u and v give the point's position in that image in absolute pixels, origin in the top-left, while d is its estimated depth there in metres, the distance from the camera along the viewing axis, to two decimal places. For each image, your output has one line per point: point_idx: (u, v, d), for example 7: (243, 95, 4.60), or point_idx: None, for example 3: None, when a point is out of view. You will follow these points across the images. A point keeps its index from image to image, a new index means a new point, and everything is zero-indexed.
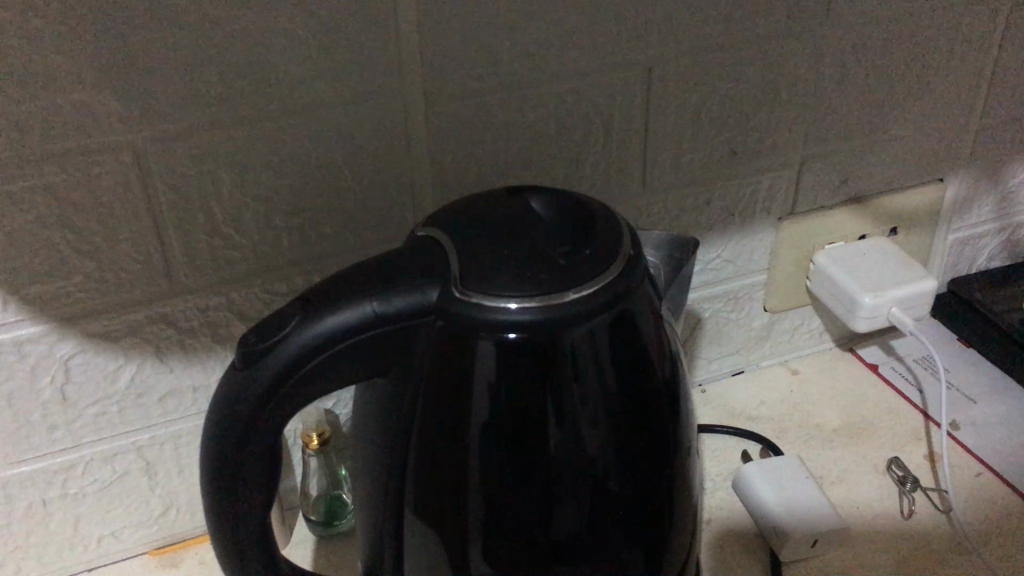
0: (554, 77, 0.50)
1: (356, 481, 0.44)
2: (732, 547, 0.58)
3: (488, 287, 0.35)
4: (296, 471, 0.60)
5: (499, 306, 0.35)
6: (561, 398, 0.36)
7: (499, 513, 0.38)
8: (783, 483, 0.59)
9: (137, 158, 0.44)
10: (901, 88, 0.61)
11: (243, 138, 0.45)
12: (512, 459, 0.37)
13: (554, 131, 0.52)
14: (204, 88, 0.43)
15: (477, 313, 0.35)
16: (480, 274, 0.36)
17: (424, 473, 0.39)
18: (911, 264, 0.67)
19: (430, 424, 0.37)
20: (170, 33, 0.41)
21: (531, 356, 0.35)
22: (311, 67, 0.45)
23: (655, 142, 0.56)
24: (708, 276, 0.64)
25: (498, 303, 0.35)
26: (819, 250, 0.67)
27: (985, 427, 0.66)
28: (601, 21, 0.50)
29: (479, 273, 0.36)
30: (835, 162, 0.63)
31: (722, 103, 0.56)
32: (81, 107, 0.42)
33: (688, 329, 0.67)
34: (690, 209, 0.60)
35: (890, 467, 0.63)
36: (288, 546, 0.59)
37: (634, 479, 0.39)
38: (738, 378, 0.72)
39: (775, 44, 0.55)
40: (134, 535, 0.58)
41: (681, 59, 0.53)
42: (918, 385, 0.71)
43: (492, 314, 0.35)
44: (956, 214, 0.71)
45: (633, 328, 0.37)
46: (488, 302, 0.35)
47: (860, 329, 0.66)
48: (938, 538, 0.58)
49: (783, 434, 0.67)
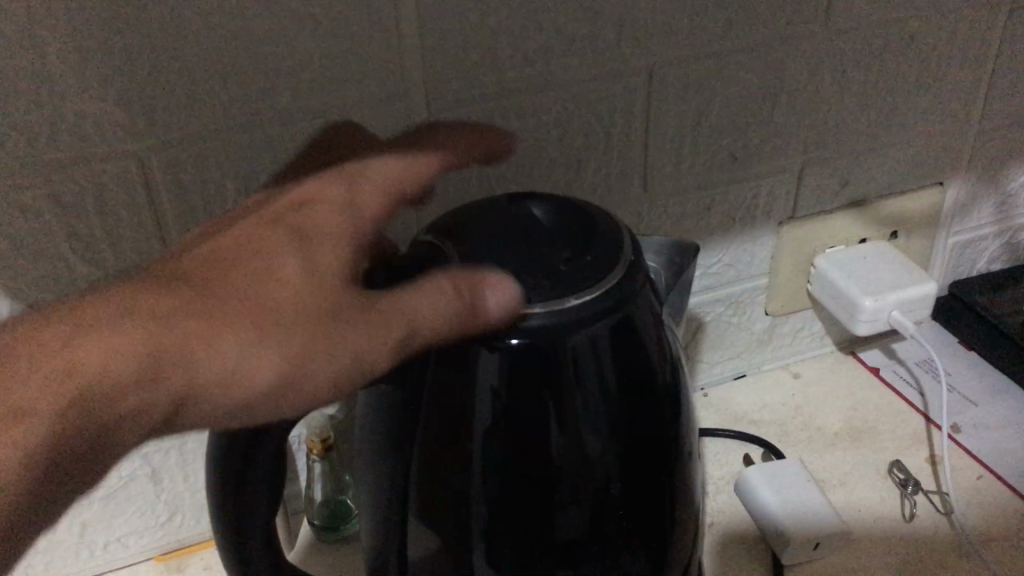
0: (555, 85, 0.51)
1: (360, 487, 0.45)
2: (735, 551, 0.58)
3: None
4: (301, 476, 0.60)
5: None
6: (562, 403, 0.36)
7: (502, 519, 0.38)
8: (785, 487, 0.59)
9: (141, 166, 0.45)
10: (901, 93, 0.61)
11: (246, 145, 0.46)
12: (514, 464, 0.37)
13: (555, 138, 0.53)
14: (208, 95, 0.44)
15: None
16: None
17: (428, 479, 0.39)
18: (912, 268, 0.67)
19: (434, 429, 0.38)
20: (173, 43, 0.42)
21: (535, 361, 0.36)
22: (314, 76, 0.45)
23: (656, 148, 0.56)
24: (709, 281, 0.65)
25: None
26: (819, 255, 0.67)
27: (985, 430, 0.66)
28: (601, 30, 0.50)
29: None
30: (835, 167, 0.63)
31: (722, 109, 0.56)
32: (86, 117, 0.42)
33: (689, 334, 0.67)
34: (691, 214, 0.60)
35: (891, 470, 0.63)
36: (293, 551, 0.59)
37: (635, 483, 0.39)
38: (740, 382, 0.72)
39: (774, 48, 0.55)
40: (140, 541, 0.58)
41: (681, 66, 0.53)
42: (919, 389, 0.71)
43: None
44: (956, 217, 0.72)
45: (634, 334, 0.38)
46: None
47: (861, 333, 0.66)
48: (940, 540, 0.58)
49: (784, 439, 0.67)
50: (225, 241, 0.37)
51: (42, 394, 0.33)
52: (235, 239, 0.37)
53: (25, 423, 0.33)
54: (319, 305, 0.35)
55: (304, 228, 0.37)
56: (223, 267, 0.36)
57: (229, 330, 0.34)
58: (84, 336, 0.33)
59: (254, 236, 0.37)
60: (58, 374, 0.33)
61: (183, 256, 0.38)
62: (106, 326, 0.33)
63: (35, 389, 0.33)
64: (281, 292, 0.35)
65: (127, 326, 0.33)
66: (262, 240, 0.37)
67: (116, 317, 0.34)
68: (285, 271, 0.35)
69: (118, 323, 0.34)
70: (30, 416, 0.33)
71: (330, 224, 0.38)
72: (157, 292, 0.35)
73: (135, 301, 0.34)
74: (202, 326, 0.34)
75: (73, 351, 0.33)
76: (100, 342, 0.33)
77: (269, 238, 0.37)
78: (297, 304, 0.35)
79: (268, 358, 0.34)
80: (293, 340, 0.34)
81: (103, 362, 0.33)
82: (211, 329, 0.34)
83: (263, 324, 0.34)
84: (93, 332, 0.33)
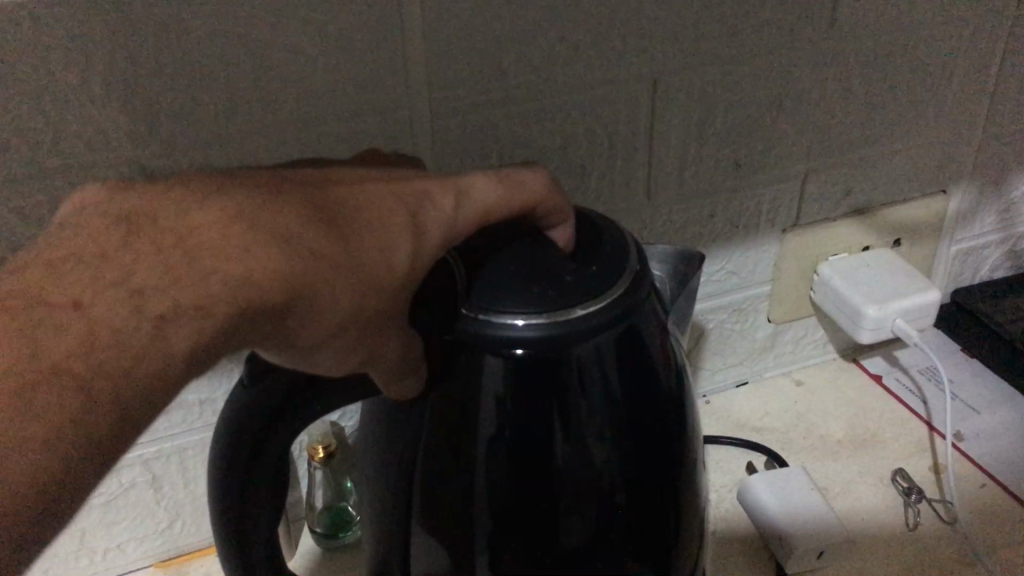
0: (560, 92, 0.51)
1: (364, 495, 0.44)
2: (739, 560, 0.58)
3: (493, 304, 0.36)
4: (302, 483, 0.60)
5: (506, 323, 0.35)
6: (568, 411, 0.36)
7: (506, 528, 0.38)
8: (790, 496, 0.59)
9: (144, 171, 0.45)
10: (905, 100, 0.61)
11: (251, 149, 0.46)
12: (519, 472, 0.37)
13: (560, 145, 0.53)
14: (213, 101, 0.44)
15: (484, 330, 0.36)
16: (485, 292, 0.36)
17: (433, 486, 0.39)
18: (915, 276, 0.67)
19: (438, 438, 0.38)
20: (177, 50, 0.42)
21: (539, 371, 0.36)
22: (319, 80, 0.45)
23: (659, 154, 0.56)
24: (712, 288, 0.65)
25: (504, 319, 0.35)
26: (822, 262, 0.67)
27: (989, 438, 0.66)
28: (607, 36, 0.50)
29: (485, 291, 0.36)
30: (839, 174, 0.63)
31: (727, 116, 0.56)
32: (90, 122, 0.42)
33: (691, 341, 0.67)
34: (695, 221, 0.60)
35: (895, 478, 0.63)
36: (294, 557, 0.59)
37: (642, 491, 0.39)
38: (742, 389, 0.72)
39: (779, 56, 0.55)
40: (141, 547, 0.58)
41: (685, 72, 0.53)
42: (922, 396, 0.71)
43: (499, 331, 0.35)
44: (959, 225, 0.71)
45: (638, 343, 0.38)
46: (498, 319, 0.36)
47: (864, 341, 0.66)
48: (944, 549, 0.58)
49: (787, 446, 0.67)
50: (354, 192, 0.34)
51: (221, 301, 0.30)
52: (365, 196, 0.34)
53: (199, 322, 0.30)
54: (397, 303, 0.34)
55: (422, 213, 0.34)
56: (354, 225, 0.33)
57: (345, 295, 0.32)
58: (256, 253, 0.31)
59: (379, 200, 0.34)
60: (227, 280, 0.30)
61: (302, 185, 0.34)
62: (273, 249, 0.31)
63: (217, 290, 0.30)
64: (372, 280, 0.33)
65: (290, 262, 0.31)
66: (384, 211, 0.34)
67: (282, 243, 0.31)
68: (398, 257, 0.33)
69: (281, 251, 0.31)
70: (207, 318, 0.30)
71: (443, 222, 0.35)
72: (296, 227, 0.32)
73: (292, 232, 0.31)
74: (332, 284, 0.32)
75: (245, 263, 0.30)
76: (270, 268, 0.31)
77: (393, 210, 0.34)
78: (395, 293, 0.34)
79: (345, 334, 0.33)
80: (370, 327, 0.34)
81: (265, 291, 0.30)
82: (336, 290, 0.32)
83: (363, 303, 0.33)
84: (264, 251, 0.31)
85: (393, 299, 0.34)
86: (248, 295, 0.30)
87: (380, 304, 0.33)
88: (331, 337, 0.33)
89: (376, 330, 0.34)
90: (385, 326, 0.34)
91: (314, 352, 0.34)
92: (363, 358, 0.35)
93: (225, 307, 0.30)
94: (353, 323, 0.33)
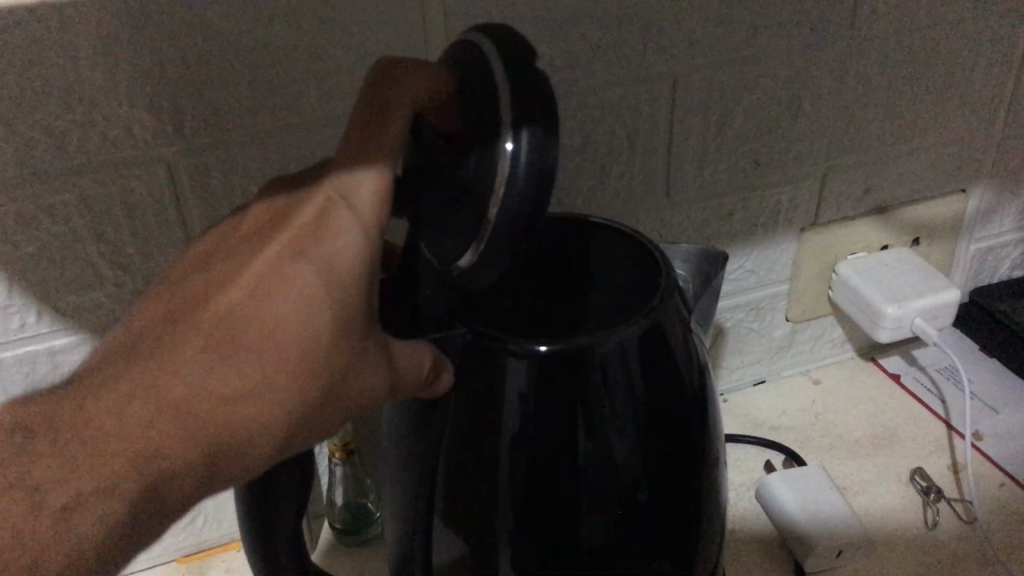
0: (583, 92, 0.51)
1: (386, 491, 0.45)
2: (757, 558, 0.58)
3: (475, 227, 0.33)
4: (323, 480, 0.60)
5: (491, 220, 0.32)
6: (592, 410, 0.36)
7: (529, 523, 0.38)
8: (807, 494, 0.59)
9: (169, 169, 0.45)
10: (926, 99, 0.61)
11: (273, 149, 0.46)
12: (542, 468, 0.37)
13: (579, 144, 0.53)
14: (237, 100, 0.44)
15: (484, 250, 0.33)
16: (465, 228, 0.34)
17: (457, 481, 0.39)
18: (934, 274, 0.67)
19: (462, 435, 0.38)
20: (202, 49, 0.42)
21: (561, 370, 0.36)
22: (343, 80, 0.46)
23: (679, 152, 0.56)
24: (731, 286, 0.65)
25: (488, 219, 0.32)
26: (841, 260, 0.67)
27: (1008, 438, 0.66)
28: (627, 37, 0.50)
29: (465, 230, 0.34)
30: (857, 173, 0.63)
31: (746, 115, 0.56)
32: (117, 123, 0.43)
33: (711, 339, 0.67)
34: (713, 221, 0.60)
35: (914, 477, 0.63)
36: (316, 553, 0.59)
37: (666, 488, 0.39)
38: (760, 387, 0.72)
39: (799, 55, 0.55)
40: (161, 542, 0.58)
41: (705, 72, 0.53)
42: (940, 395, 0.71)
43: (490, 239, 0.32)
44: (978, 224, 0.71)
45: (662, 343, 0.38)
46: (497, 193, 0.32)
47: (883, 340, 0.66)
48: (964, 548, 0.58)
49: (806, 443, 0.67)
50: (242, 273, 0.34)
51: (127, 475, 0.32)
52: (255, 279, 0.34)
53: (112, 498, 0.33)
54: (345, 353, 0.34)
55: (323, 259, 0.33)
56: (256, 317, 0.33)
57: (277, 383, 0.33)
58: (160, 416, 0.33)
59: (274, 274, 0.34)
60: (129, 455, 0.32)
61: (202, 309, 0.34)
62: (170, 411, 0.33)
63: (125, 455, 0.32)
64: (299, 344, 0.33)
65: (194, 418, 0.33)
66: (278, 280, 0.33)
67: (189, 398, 0.33)
68: (314, 316, 0.33)
69: (190, 395, 0.33)
70: (115, 496, 0.33)
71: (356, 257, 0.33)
72: (195, 363, 0.33)
73: (198, 378, 0.33)
74: (263, 389, 0.33)
75: (139, 439, 0.32)
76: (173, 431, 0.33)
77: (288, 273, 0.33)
78: (341, 355, 0.34)
79: (320, 400, 0.34)
80: (335, 391, 0.35)
81: (182, 447, 0.33)
82: (267, 393, 0.33)
83: (304, 378, 0.33)
84: (163, 427, 0.33)
85: (337, 348, 0.34)
86: (152, 467, 0.33)
87: (324, 366, 0.34)
88: (303, 414, 0.34)
89: (340, 386, 0.34)
90: (347, 372, 0.34)
91: (304, 434, 0.35)
92: (345, 414, 0.35)
93: (133, 483, 0.33)
94: (316, 393, 0.34)
